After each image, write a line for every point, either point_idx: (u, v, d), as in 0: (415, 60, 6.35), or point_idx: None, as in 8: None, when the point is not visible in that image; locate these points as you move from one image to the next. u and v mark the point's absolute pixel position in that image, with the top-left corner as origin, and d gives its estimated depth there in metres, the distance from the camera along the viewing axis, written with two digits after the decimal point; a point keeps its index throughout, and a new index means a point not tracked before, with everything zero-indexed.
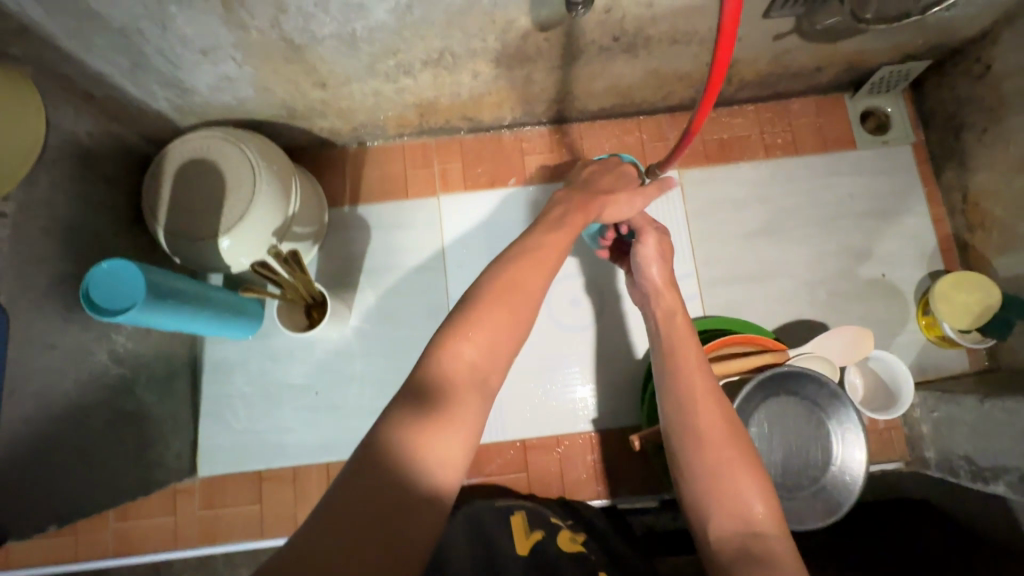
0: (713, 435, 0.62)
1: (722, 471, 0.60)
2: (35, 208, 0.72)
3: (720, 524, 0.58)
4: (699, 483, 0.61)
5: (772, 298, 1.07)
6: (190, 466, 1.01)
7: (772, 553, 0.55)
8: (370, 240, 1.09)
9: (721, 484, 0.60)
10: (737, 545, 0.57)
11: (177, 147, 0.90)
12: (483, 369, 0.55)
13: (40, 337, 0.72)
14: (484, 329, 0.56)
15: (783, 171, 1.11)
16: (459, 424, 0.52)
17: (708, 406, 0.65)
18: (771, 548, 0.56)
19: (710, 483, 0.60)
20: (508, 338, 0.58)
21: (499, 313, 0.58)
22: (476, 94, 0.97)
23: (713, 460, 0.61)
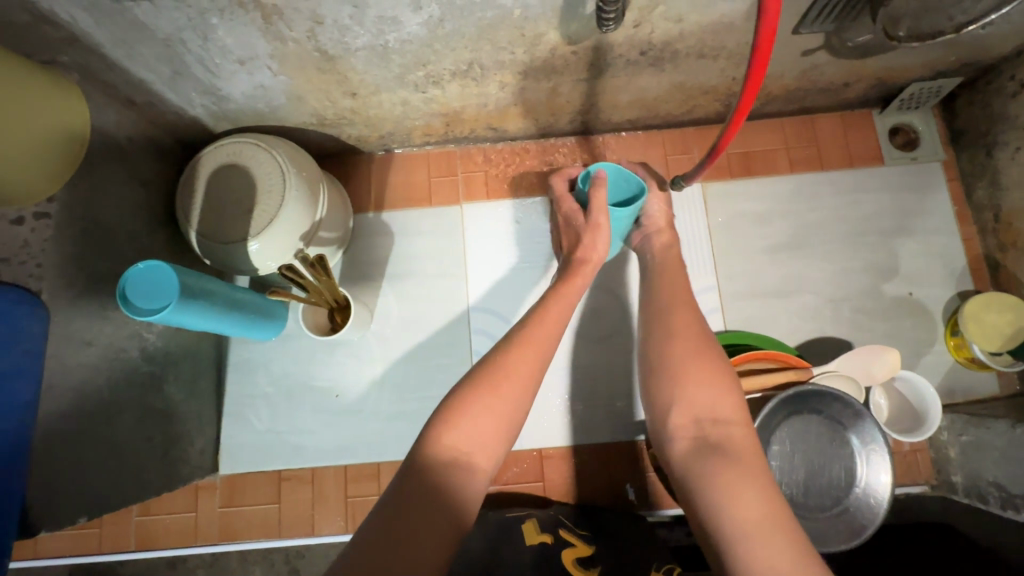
0: (687, 340, 0.68)
1: (692, 366, 0.66)
2: (77, 210, 0.75)
3: (684, 411, 0.64)
4: (667, 374, 0.67)
5: (795, 314, 1.06)
6: (212, 465, 1.03)
7: (725, 440, 0.60)
8: (392, 246, 1.11)
9: (688, 376, 0.65)
10: (697, 432, 0.62)
11: (211, 153, 0.93)
12: (470, 452, 0.60)
13: (79, 335, 0.74)
14: (465, 412, 0.62)
15: (809, 186, 1.10)
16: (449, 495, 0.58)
17: (690, 318, 0.72)
18: (727, 436, 0.61)
19: (679, 377, 0.66)
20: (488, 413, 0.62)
21: (483, 407, 0.62)
22: (502, 105, 0.98)
23: (685, 358, 0.67)
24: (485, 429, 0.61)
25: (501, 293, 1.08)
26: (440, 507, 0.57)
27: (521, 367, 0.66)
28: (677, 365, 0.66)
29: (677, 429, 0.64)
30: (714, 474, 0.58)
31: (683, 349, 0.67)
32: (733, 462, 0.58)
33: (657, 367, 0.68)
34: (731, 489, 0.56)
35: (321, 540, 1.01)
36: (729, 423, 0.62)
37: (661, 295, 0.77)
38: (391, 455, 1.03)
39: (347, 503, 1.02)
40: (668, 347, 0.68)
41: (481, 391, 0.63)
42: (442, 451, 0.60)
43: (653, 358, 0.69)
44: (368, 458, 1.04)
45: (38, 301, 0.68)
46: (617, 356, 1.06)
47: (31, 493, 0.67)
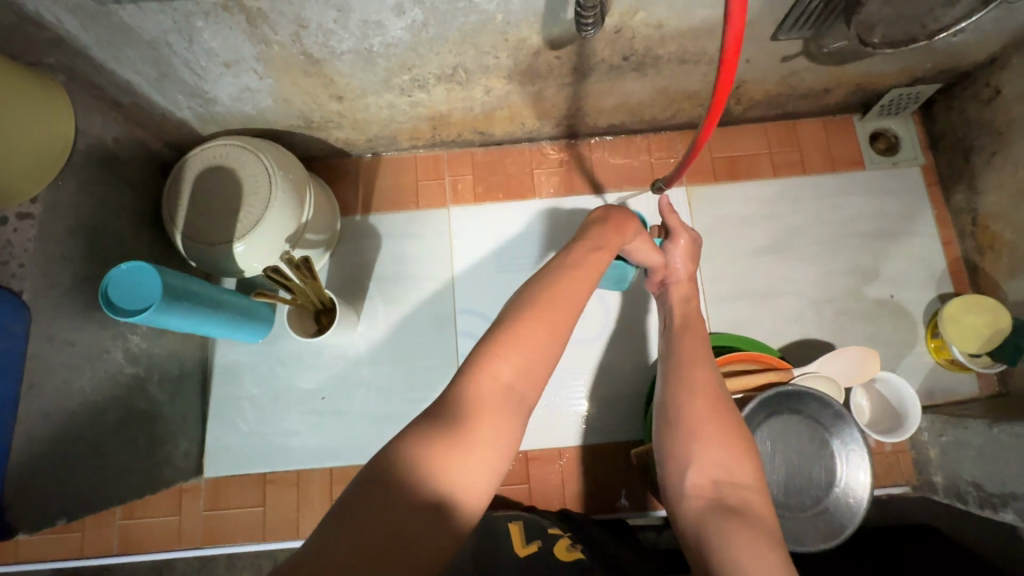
0: (710, 399, 0.67)
1: (712, 425, 0.64)
2: (60, 210, 0.75)
3: (700, 472, 0.62)
4: (685, 430, 0.65)
5: (778, 315, 1.07)
6: (197, 467, 1.03)
7: (742, 504, 0.58)
8: (380, 248, 1.11)
9: (707, 436, 0.63)
10: (712, 495, 0.60)
11: (198, 155, 0.94)
12: (512, 387, 0.59)
13: (60, 335, 0.74)
14: (511, 345, 0.60)
15: (792, 190, 1.12)
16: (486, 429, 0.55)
17: (709, 375, 0.70)
18: (744, 499, 0.59)
19: (696, 435, 0.64)
20: (533, 348, 0.60)
21: (531, 340, 0.60)
22: (488, 108, 0.99)
23: (703, 415, 0.65)
24: (530, 364, 0.60)
25: (487, 295, 1.09)
26: (467, 451, 0.53)
27: (565, 306, 0.64)
28: (698, 423, 0.65)
29: (691, 490, 0.61)
30: (727, 537, 0.55)
31: (703, 406, 0.66)
32: (752, 529, 0.55)
33: (674, 423, 0.66)
34: (748, 554, 0.53)
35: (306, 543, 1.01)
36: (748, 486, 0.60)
37: (682, 348, 0.75)
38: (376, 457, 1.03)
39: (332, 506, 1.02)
40: (686, 401, 0.67)
41: (526, 330, 0.61)
42: (482, 386, 0.57)
43: (670, 412, 0.67)
44: (352, 460, 1.04)
45: (21, 301, 0.69)
46: (603, 358, 1.07)
47: (8, 493, 0.67)
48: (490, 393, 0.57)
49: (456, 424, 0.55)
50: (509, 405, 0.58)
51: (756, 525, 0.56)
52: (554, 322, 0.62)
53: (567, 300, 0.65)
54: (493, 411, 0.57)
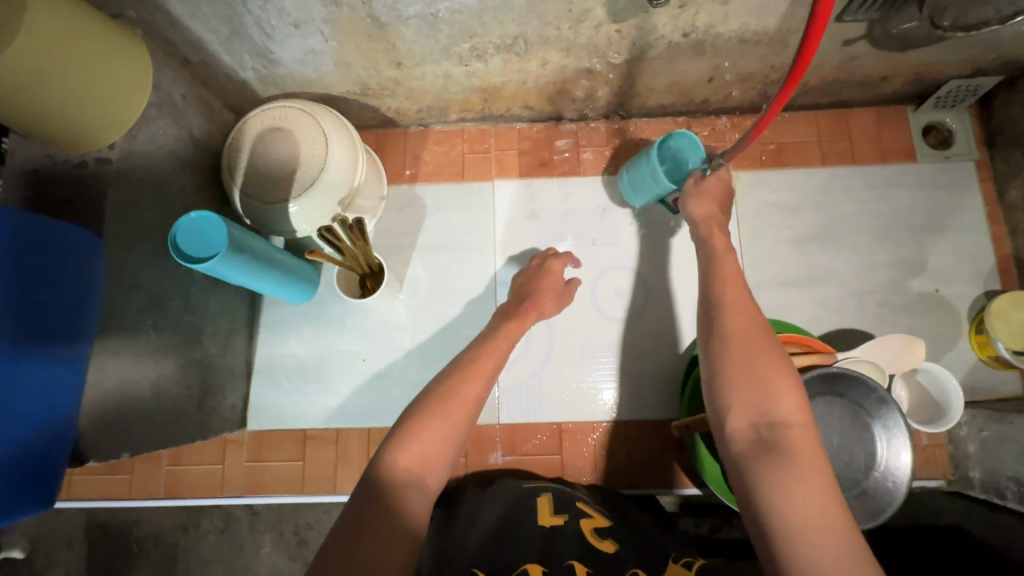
0: (750, 344, 0.66)
1: (752, 369, 0.64)
2: (135, 159, 0.78)
3: (741, 414, 0.62)
4: (725, 375, 0.65)
5: (820, 304, 1.07)
6: (241, 420, 1.06)
7: (785, 441, 0.58)
8: (424, 218, 1.13)
9: (746, 379, 0.63)
10: (756, 435, 0.60)
11: (258, 116, 0.96)
12: (420, 469, 0.64)
13: (130, 277, 0.77)
14: (417, 436, 0.66)
15: (839, 180, 1.11)
16: (402, 514, 0.60)
17: (748, 320, 0.69)
18: (787, 437, 0.59)
19: (737, 378, 0.64)
20: (439, 433, 0.67)
21: (433, 426, 0.67)
22: (540, 83, 1.00)
23: (741, 359, 0.65)
24: (433, 447, 0.65)
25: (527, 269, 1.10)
26: (388, 537, 0.57)
27: (464, 392, 0.72)
28: (737, 364, 0.65)
29: (733, 431, 0.62)
30: (769, 474, 0.56)
31: (743, 350, 0.66)
32: (793, 468, 0.56)
33: (715, 368, 0.66)
34: (793, 490, 0.54)
35: (342, 498, 1.04)
36: (790, 423, 0.59)
37: (719, 296, 0.73)
38: None
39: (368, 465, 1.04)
40: (725, 348, 0.67)
41: (428, 417, 0.67)
42: (392, 472, 0.62)
43: (710, 361, 0.67)
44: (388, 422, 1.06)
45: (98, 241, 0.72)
46: (641, 337, 1.08)
47: None
48: (407, 467, 0.63)
49: (376, 510, 0.59)
50: (418, 484, 0.63)
51: (797, 460, 0.56)
52: (453, 408, 0.69)
53: (466, 392, 0.72)
54: (404, 493, 0.61)
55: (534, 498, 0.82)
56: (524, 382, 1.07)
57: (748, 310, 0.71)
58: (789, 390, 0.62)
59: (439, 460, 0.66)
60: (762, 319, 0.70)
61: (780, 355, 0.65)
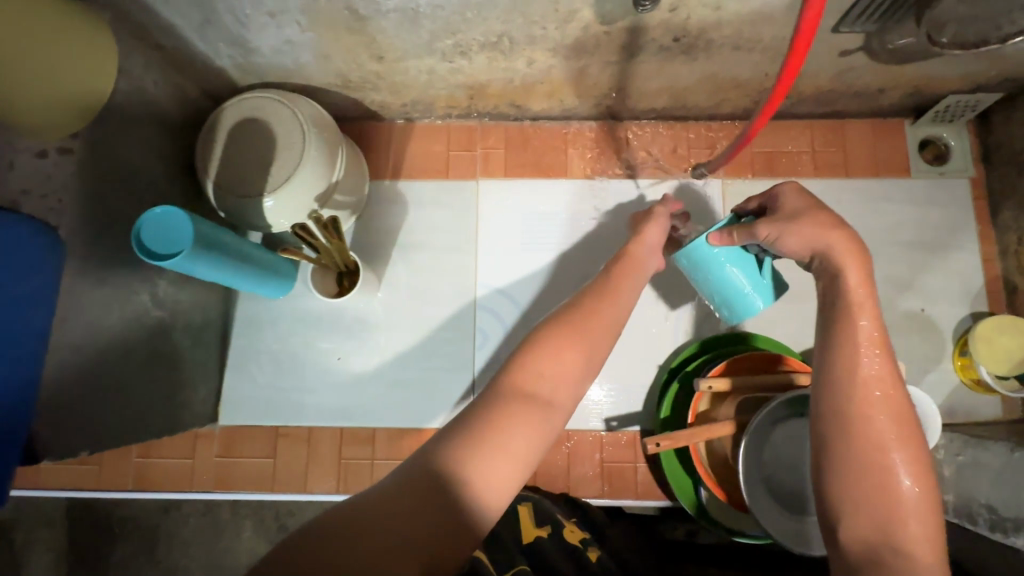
0: (892, 451, 0.59)
1: (886, 482, 0.58)
2: (98, 150, 0.75)
3: (860, 528, 0.57)
4: (856, 480, 0.58)
5: (805, 319, 1.05)
6: (213, 415, 1.05)
7: (910, 575, 0.53)
8: (406, 215, 1.11)
9: (880, 492, 0.57)
10: (867, 554, 0.55)
11: (233, 106, 0.93)
12: (551, 385, 0.59)
13: (92, 272, 0.75)
14: (546, 348, 0.61)
15: (830, 192, 1.09)
16: (524, 427, 0.55)
17: (898, 418, 0.60)
18: (912, 568, 0.54)
19: (874, 489, 0.57)
20: (573, 355, 0.62)
21: (563, 342, 0.62)
22: (528, 81, 0.97)
23: (880, 470, 0.58)
24: (563, 368, 0.61)
25: (510, 271, 1.08)
26: (506, 445, 0.54)
27: (601, 315, 0.67)
28: (873, 475, 0.58)
29: (847, 541, 0.57)
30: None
31: (886, 455, 0.58)
32: None
33: (838, 466, 0.59)
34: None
35: (312, 497, 1.03)
36: (920, 553, 0.55)
37: (851, 374, 0.63)
38: (387, 422, 1.04)
39: (340, 464, 1.03)
40: (866, 450, 0.59)
41: (561, 339, 0.62)
42: (524, 378, 0.59)
43: (843, 451, 0.60)
44: (363, 422, 1.04)
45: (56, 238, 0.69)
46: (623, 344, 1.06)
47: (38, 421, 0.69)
48: (539, 385, 0.59)
49: (502, 415, 0.55)
50: (547, 401, 0.58)
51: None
52: (590, 332, 0.64)
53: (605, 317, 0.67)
54: (529, 402, 0.57)
55: (515, 506, 0.83)
56: None
57: (897, 397, 0.62)
58: (923, 517, 0.56)
59: (568, 385, 0.61)
60: (910, 418, 0.61)
61: (921, 470, 0.58)
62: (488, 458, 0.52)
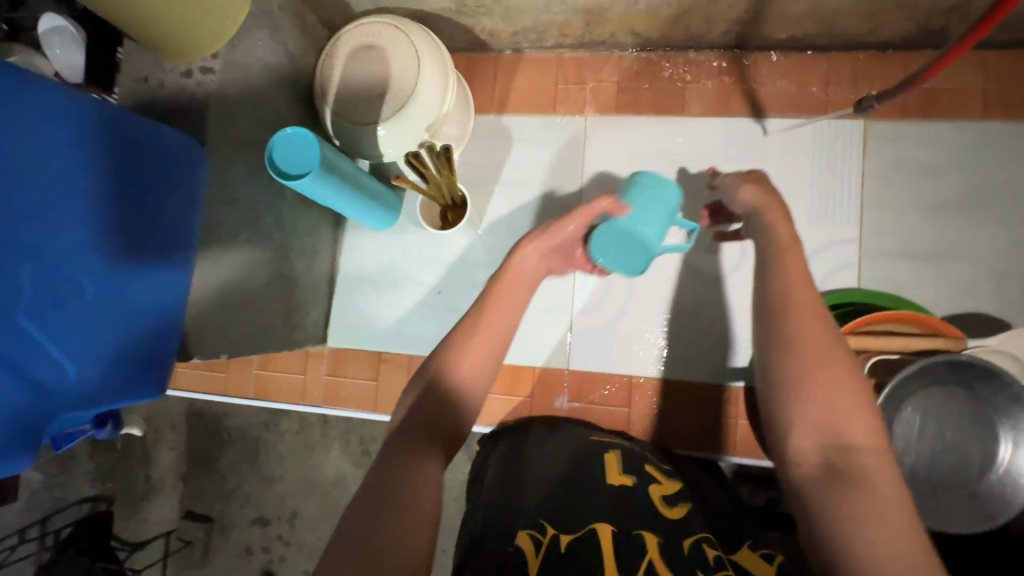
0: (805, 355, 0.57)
1: (814, 382, 0.56)
2: (236, 70, 0.78)
3: (805, 433, 0.55)
4: (788, 386, 0.57)
5: (948, 282, 0.93)
6: (322, 337, 1.11)
7: (854, 471, 0.52)
8: (510, 152, 1.08)
9: (819, 389, 0.55)
10: (820, 460, 0.54)
11: (352, 32, 0.93)
12: (477, 368, 0.63)
13: (229, 189, 0.80)
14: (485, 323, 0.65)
15: (998, 137, 0.94)
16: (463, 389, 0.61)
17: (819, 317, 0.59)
18: (856, 466, 0.52)
19: (808, 385, 0.56)
20: (500, 326, 0.65)
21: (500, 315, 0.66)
22: (653, 4, 0.89)
23: (812, 370, 0.56)
24: (491, 342, 0.64)
25: None
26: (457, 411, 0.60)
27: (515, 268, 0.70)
28: (795, 380, 0.57)
29: (799, 452, 0.55)
30: (845, 504, 0.50)
31: (807, 356, 0.57)
32: (866, 495, 0.50)
33: (777, 381, 0.58)
34: (871, 520, 0.49)
35: None
36: (862, 447, 0.53)
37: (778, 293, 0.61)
38: None
39: None
40: (789, 353, 0.58)
41: (484, 318, 0.65)
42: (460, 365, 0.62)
43: (773, 363, 0.59)
44: None
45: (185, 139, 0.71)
46: (732, 295, 1.00)
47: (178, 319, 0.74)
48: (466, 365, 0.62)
49: (442, 387, 0.60)
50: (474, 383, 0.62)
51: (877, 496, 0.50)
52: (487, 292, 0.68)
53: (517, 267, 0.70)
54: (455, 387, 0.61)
55: (602, 453, 0.79)
56: (599, 331, 1.03)
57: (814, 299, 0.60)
58: (833, 404, 0.55)
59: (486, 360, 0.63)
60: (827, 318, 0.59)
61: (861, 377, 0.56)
62: (434, 421, 0.58)
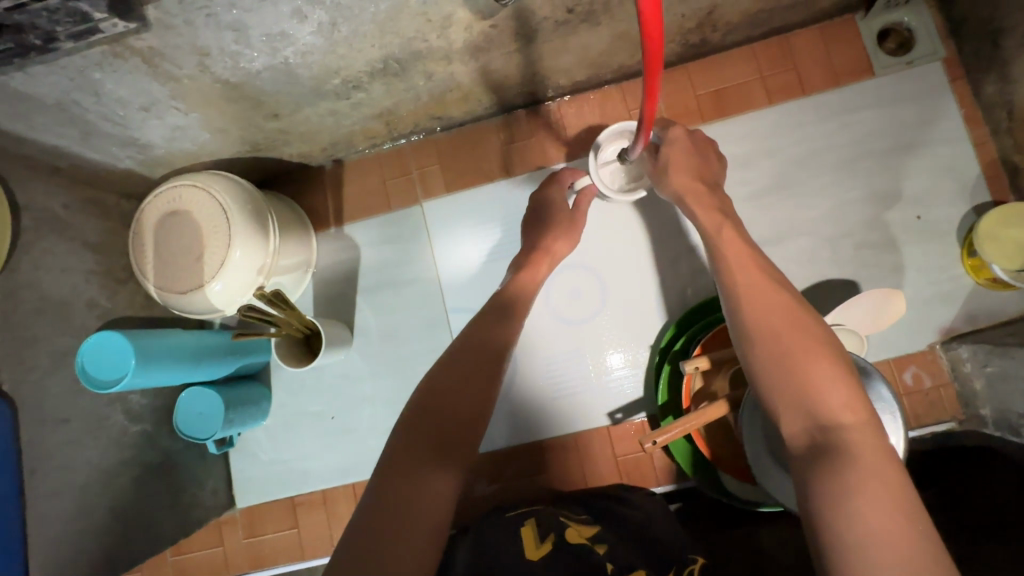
0: (761, 296, 0.64)
1: (778, 347, 0.60)
2: (19, 295, 0.74)
3: (797, 406, 0.56)
4: (771, 348, 0.60)
5: (793, 260, 0.97)
6: (228, 500, 1.06)
7: (849, 441, 0.52)
8: (359, 258, 1.07)
9: (805, 351, 0.58)
10: (808, 438, 0.54)
11: (152, 203, 0.90)
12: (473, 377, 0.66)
13: (51, 416, 0.75)
14: None
15: (792, 115, 0.99)
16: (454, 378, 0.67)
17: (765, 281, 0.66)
18: (851, 437, 0.52)
19: (787, 347, 0.59)
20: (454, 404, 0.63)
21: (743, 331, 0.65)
22: (437, 93, 0.91)
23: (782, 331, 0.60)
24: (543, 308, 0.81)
25: (475, 288, 1.04)
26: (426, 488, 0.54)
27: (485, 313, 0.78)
28: (764, 331, 0.61)
29: (791, 435, 0.56)
30: (833, 485, 0.49)
31: (770, 311, 0.62)
32: (860, 465, 0.50)
33: (763, 363, 0.60)
34: (864, 510, 0.47)
35: None
36: (845, 427, 0.53)
37: (729, 281, 0.68)
38: None
39: None
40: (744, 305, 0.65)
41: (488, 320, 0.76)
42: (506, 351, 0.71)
43: (735, 304, 0.65)
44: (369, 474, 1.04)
45: None
46: (610, 330, 1.01)
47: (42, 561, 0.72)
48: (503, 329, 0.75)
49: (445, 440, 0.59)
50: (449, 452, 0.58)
51: (886, 492, 0.48)
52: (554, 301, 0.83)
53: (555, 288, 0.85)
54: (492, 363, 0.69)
55: (519, 526, 0.72)
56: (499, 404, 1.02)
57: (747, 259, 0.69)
58: (836, 385, 0.55)
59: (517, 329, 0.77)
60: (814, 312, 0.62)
61: (857, 380, 0.57)
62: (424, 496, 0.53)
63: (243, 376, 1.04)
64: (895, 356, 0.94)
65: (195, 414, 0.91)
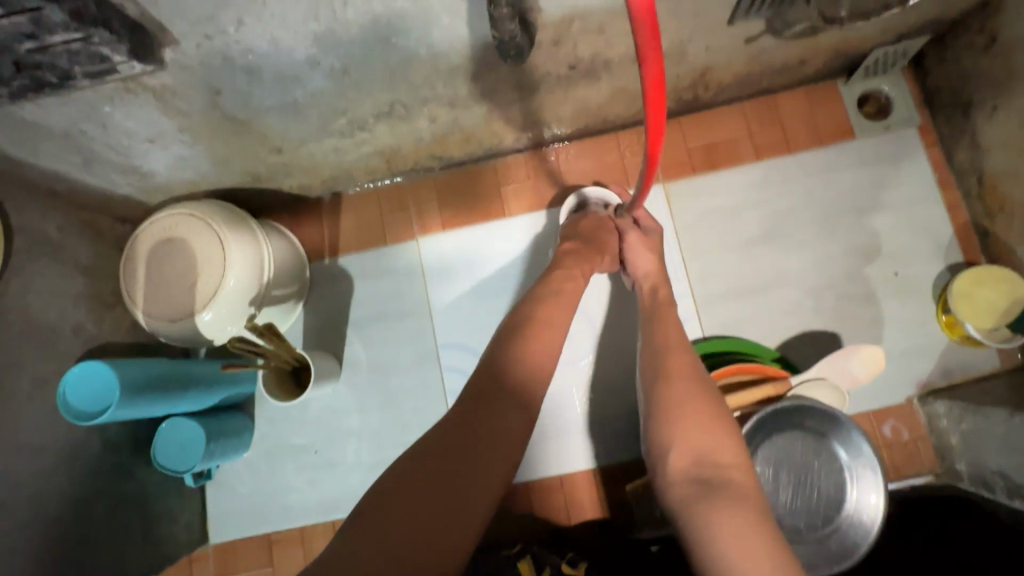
0: (673, 353, 0.70)
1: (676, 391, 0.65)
2: (6, 320, 0.73)
3: (684, 445, 0.60)
4: (673, 391, 0.65)
5: (777, 310, 1.00)
6: (202, 535, 1.02)
7: (729, 482, 0.56)
8: (353, 290, 1.07)
9: (700, 398, 0.64)
10: (690, 475, 0.58)
11: (148, 229, 0.90)
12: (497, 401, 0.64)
13: (26, 447, 0.73)
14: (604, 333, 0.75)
15: (778, 171, 1.04)
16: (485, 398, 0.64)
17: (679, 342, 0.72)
18: (729, 479, 0.57)
19: (685, 392, 0.64)
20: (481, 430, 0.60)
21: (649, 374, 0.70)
22: (439, 135, 0.93)
23: (681, 380, 0.66)
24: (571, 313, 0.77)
25: (467, 325, 1.05)
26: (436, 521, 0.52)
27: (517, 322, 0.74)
28: (664, 378, 0.67)
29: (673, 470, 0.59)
30: (708, 520, 0.53)
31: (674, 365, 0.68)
32: (737, 503, 0.54)
33: (659, 404, 0.64)
34: (730, 543, 0.51)
35: None
36: (725, 467, 0.57)
37: (653, 336, 0.75)
38: None
39: None
40: (658, 357, 0.70)
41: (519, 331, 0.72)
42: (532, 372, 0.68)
43: (650, 356, 0.71)
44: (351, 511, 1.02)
45: None
46: (599, 372, 1.02)
47: None
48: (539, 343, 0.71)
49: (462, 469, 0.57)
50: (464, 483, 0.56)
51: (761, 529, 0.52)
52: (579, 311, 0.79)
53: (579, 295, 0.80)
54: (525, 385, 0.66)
55: None
56: None
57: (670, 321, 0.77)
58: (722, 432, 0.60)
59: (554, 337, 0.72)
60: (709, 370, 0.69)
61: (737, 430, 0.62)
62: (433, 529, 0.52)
63: (229, 404, 1.02)
64: (876, 408, 0.97)
65: (179, 445, 0.89)
